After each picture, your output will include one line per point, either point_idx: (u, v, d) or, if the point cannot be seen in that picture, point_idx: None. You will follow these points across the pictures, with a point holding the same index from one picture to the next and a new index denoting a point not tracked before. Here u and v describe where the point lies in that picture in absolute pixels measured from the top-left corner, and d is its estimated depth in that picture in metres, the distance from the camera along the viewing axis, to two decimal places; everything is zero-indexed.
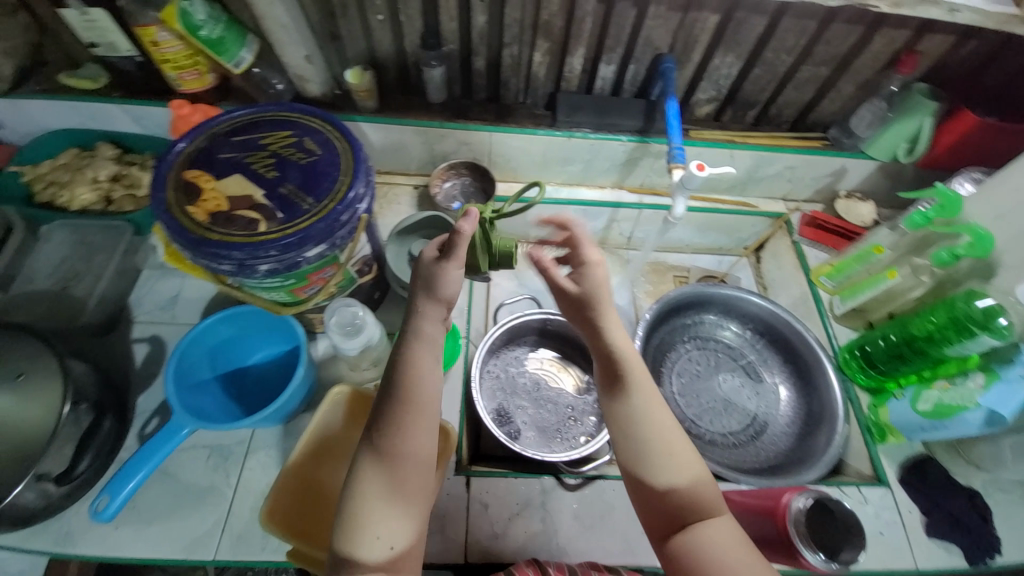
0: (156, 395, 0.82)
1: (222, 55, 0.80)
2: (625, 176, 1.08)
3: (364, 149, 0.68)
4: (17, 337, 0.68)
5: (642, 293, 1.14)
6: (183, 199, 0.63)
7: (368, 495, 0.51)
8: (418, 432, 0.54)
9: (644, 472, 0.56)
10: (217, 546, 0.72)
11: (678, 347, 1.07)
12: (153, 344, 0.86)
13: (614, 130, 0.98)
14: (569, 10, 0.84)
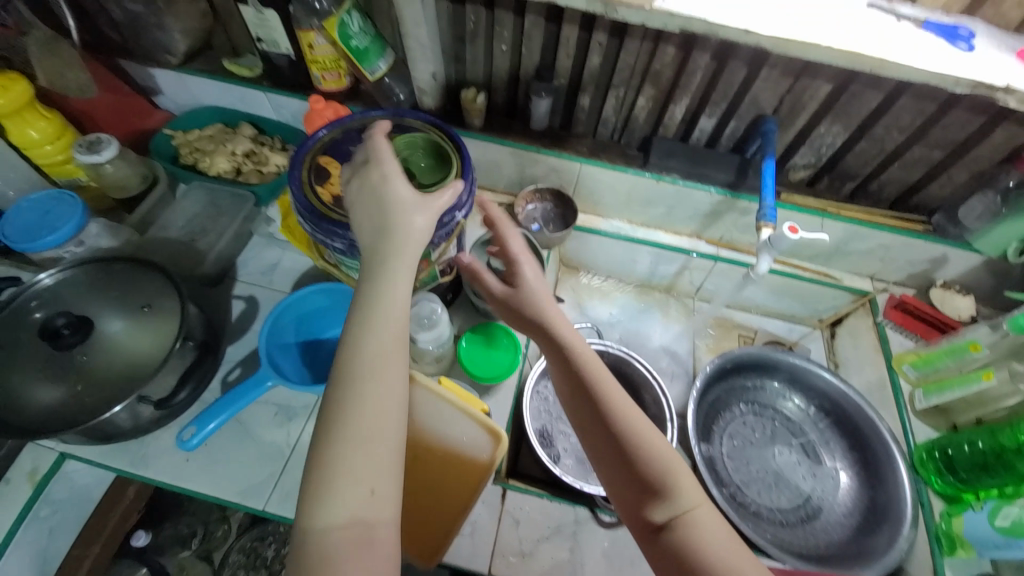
0: (242, 348, 0.91)
1: (363, 63, 0.91)
2: (706, 227, 1.08)
3: (471, 161, 0.76)
4: (149, 273, 0.79)
5: (704, 345, 1.17)
6: (314, 179, 0.72)
7: (333, 480, 0.49)
8: (384, 416, 0.52)
9: (618, 463, 0.60)
10: (269, 496, 0.77)
11: (733, 407, 1.03)
12: (248, 303, 0.96)
13: (703, 180, 0.99)
14: (681, 62, 0.87)
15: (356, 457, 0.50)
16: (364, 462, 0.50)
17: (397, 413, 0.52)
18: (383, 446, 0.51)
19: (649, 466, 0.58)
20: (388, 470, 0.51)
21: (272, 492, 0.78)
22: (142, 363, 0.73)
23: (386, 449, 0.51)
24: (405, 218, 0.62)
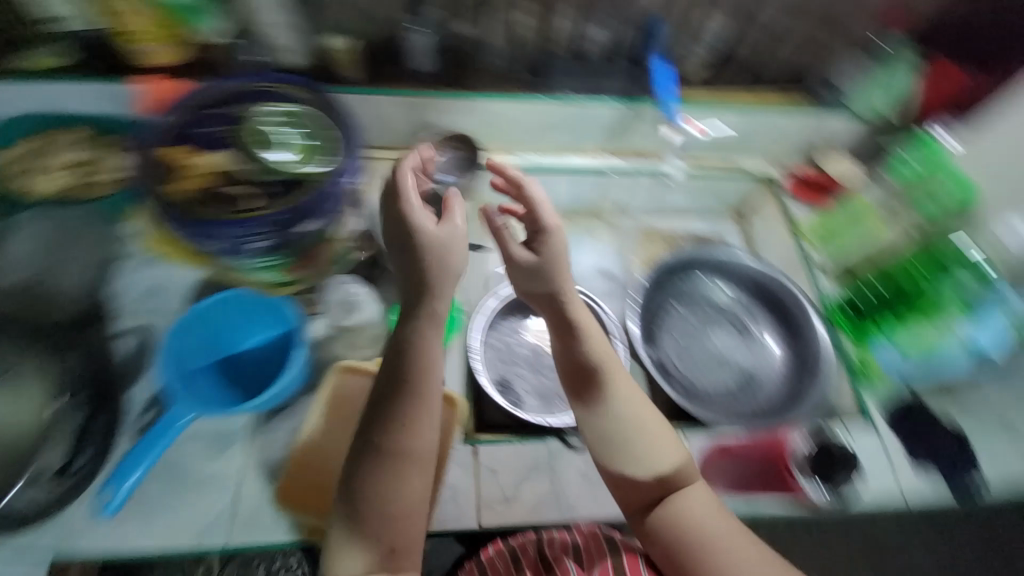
0: (144, 387, 0.79)
1: (193, 21, 0.80)
2: (614, 140, 1.05)
3: (361, 137, 0.81)
4: None
5: (634, 257, 1.11)
6: (167, 176, 0.73)
7: (372, 507, 0.60)
8: (388, 460, 0.61)
9: (654, 438, 0.69)
10: (229, 530, 0.71)
11: (666, 307, 1.06)
12: (137, 336, 0.83)
13: (598, 91, 0.97)
14: None
15: (400, 485, 0.61)
16: (394, 486, 0.61)
17: (419, 459, 0.63)
18: (415, 477, 0.62)
19: (667, 439, 0.70)
20: (415, 499, 0.62)
21: (230, 523, 0.72)
22: None
23: (414, 476, 0.62)
24: (448, 255, 0.68)
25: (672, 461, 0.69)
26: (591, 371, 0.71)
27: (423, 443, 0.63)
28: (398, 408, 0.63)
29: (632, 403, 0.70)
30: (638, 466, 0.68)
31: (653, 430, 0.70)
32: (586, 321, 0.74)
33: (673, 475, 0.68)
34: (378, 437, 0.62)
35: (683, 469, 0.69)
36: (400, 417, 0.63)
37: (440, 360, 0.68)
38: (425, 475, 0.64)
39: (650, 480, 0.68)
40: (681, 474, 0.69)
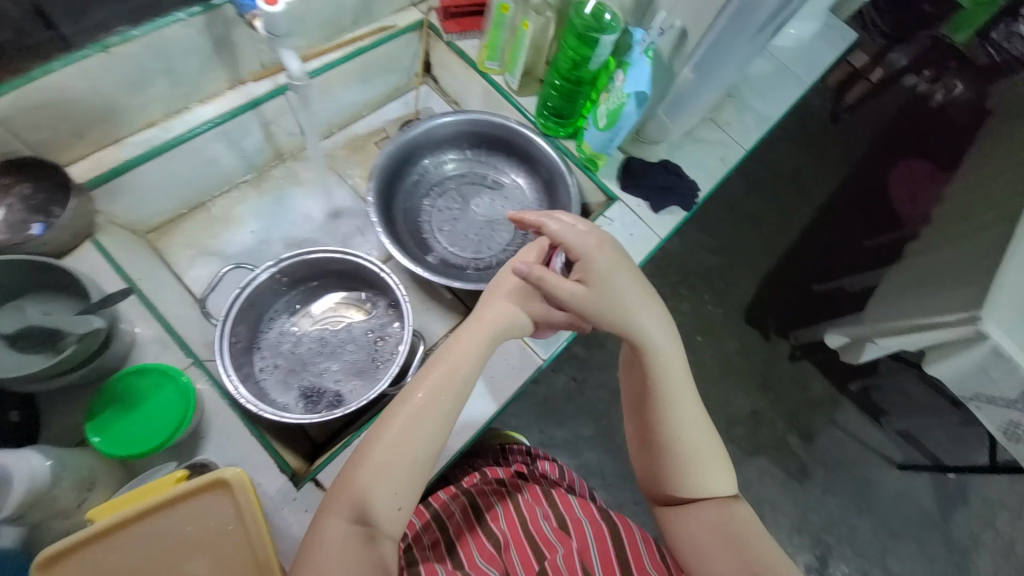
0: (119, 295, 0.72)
1: None
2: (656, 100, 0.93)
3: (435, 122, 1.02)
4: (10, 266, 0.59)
5: (654, 213, 0.98)
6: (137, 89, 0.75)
7: (379, 446, 0.55)
8: (441, 405, 0.58)
9: (693, 415, 0.64)
10: (195, 450, 0.66)
11: None
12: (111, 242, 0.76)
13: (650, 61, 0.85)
14: None
15: (394, 421, 0.56)
16: (394, 433, 0.56)
17: (458, 392, 0.60)
18: (428, 426, 0.57)
19: (703, 427, 0.64)
20: (417, 428, 0.56)
21: (200, 443, 0.67)
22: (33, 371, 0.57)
23: (430, 436, 0.57)
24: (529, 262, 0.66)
25: (700, 443, 0.63)
26: (665, 346, 0.65)
27: (451, 391, 0.59)
28: (466, 342, 0.63)
29: (673, 377, 0.64)
30: (678, 427, 0.63)
31: (696, 412, 0.64)
32: (619, 266, 0.67)
33: (701, 455, 0.63)
34: (412, 402, 0.57)
35: (705, 451, 0.63)
36: (475, 353, 0.63)
37: (521, 318, 0.68)
38: (424, 470, 0.56)
39: (687, 443, 0.63)
40: (705, 458, 0.63)
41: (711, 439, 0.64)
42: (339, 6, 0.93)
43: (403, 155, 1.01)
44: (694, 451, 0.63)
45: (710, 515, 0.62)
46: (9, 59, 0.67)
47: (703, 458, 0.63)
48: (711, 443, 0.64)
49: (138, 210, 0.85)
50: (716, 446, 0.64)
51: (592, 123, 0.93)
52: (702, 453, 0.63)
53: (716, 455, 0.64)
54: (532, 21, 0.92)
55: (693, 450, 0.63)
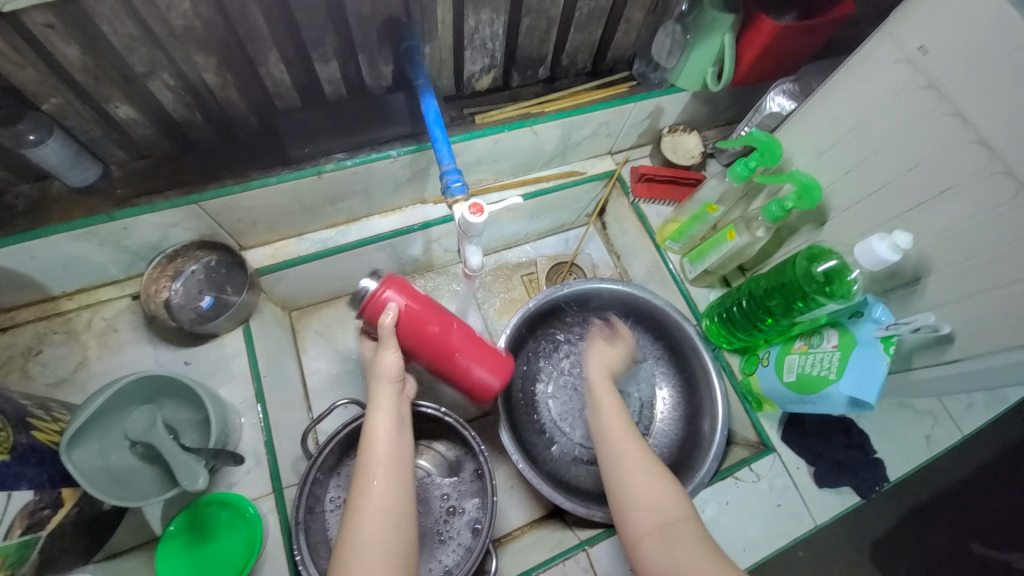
0: (240, 390, 0.73)
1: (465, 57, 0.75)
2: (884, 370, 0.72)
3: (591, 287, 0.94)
4: (162, 378, 0.60)
5: (814, 488, 0.80)
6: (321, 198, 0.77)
7: (365, 524, 0.54)
8: (390, 468, 0.57)
9: (648, 477, 0.62)
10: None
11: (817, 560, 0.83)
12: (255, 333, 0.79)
13: (847, 318, 0.66)
14: (945, 187, 0.56)
15: (379, 493, 0.55)
16: (380, 496, 0.55)
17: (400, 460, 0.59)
18: (394, 488, 0.57)
19: (653, 475, 0.63)
20: (392, 502, 0.56)
21: None
22: (141, 487, 0.59)
23: (400, 490, 0.57)
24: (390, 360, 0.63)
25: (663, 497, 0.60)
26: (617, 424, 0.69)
27: (395, 452, 0.59)
28: (384, 416, 0.61)
29: (623, 450, 0.65)
30: (628, 494, 0.62)
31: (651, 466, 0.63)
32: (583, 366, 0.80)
33: (668, 511, 0.59)
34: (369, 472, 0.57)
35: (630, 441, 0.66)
36: (396, 415, 0.62)
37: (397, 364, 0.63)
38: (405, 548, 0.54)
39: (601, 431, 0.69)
40: (670, 510, 0.59)
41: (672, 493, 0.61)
42: (537, 151, 0.91)
43: (547, 308, 0.93)
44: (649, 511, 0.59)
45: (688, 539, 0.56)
46: (239, 163, 0.71)
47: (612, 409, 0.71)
48: (674, 495, 0.61)
49: (291, 293, 0.90)
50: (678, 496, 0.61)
51: (773, 366, 0.77)
52: (665, 501, 0.60)
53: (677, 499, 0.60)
54: (741, 236, 0.78)
55: (648, 518, 0.59)
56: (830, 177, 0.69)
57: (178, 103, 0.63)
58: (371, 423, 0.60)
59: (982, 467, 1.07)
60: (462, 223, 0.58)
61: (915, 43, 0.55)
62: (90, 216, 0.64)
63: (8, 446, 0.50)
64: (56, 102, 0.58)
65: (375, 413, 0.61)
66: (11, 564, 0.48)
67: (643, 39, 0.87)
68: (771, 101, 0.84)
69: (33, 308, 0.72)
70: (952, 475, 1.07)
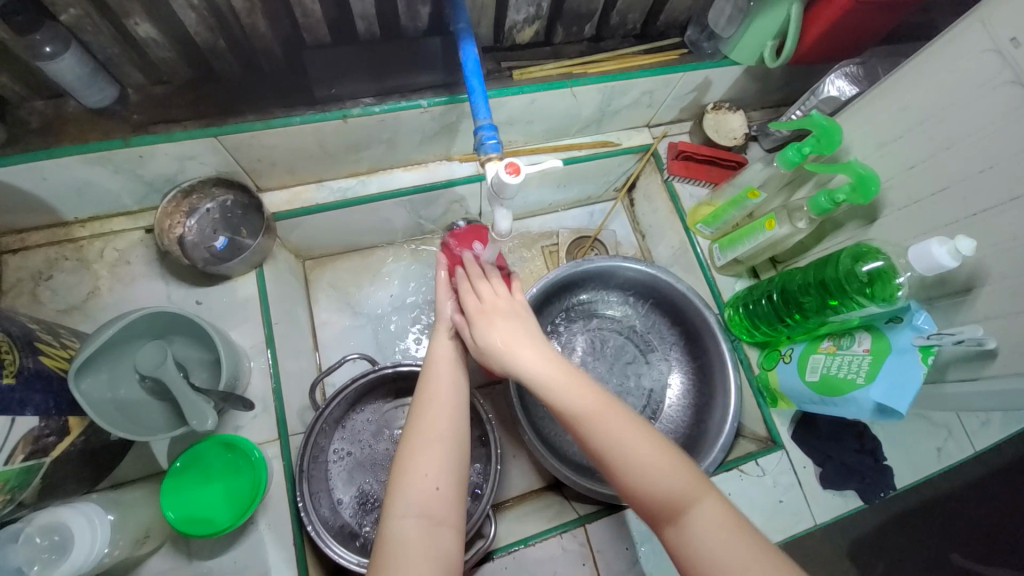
0: (250, 335, 0.72)
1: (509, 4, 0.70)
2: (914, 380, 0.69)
3: (613, 264, 0.91)
4: (174, 316, 0.59)
5: (817, 488, 0.79)
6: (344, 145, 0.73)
7: (420, 434, 0.53)
8: (449, 389, 0.56)
9: (645, 447, 0.48)
10: (240, 535, 0.63)
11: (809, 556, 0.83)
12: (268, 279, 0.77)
13: (886, 322, 0.63)
14: (1018, 193, 0.52)
15: (433, 410, 0.54)
16: (432, 411, 0.54)
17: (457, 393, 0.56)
18: (448, 411, 0.55)
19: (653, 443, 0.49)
20: (446, 420, 0.54)
21: (246, 531, 0.63)
22: (148, 421, 0.58)
23: (457, 409, 0.55)
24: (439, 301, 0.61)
25: (672, 474, 0.47)
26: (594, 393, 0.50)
27: (453, 379, 0.58)
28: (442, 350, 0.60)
29: (615, 427, 0.49)
30: (630, 474, 0.48)
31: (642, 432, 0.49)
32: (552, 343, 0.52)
33: (678, 489, 0.47)
34: (428, 384, 0.57)
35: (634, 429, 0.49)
36: (455, 350, 0.60)
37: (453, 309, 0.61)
38: (456, 467, 0.52)
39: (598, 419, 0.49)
40: (682, 487, 0.47)
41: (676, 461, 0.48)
42: (573, 116, 0.86)
43: (566, 282, 0.91)
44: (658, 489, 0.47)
45: (712, 520, 0.45)
46: (262, 99, 0.67)
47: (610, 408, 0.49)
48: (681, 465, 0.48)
49: (306, 242, 0.88)
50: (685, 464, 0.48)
51: (795, 364, 0.74)
52: (672, 477, 0.47)
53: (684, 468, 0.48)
54: (781, 226, 0.74)
55: (660, 499, 0.47)
56: (889, 170, 0.65)
57: (201, 26, 0.59)
58: (432, 352, 0.60)
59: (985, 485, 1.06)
60: (497, 181, 0.53)
61: (1006, 34, 0.50)
62: (105, 140, 0.61)
63: (14, 369, 0.49)
64: (73, 12, 0.54)
65: (436, 347, 0.60)
66: (11, 488, 0.48)
67: (700, 2, 0.80)
68: (830, 84, 0.78)
69: (45, 231, 0.70)
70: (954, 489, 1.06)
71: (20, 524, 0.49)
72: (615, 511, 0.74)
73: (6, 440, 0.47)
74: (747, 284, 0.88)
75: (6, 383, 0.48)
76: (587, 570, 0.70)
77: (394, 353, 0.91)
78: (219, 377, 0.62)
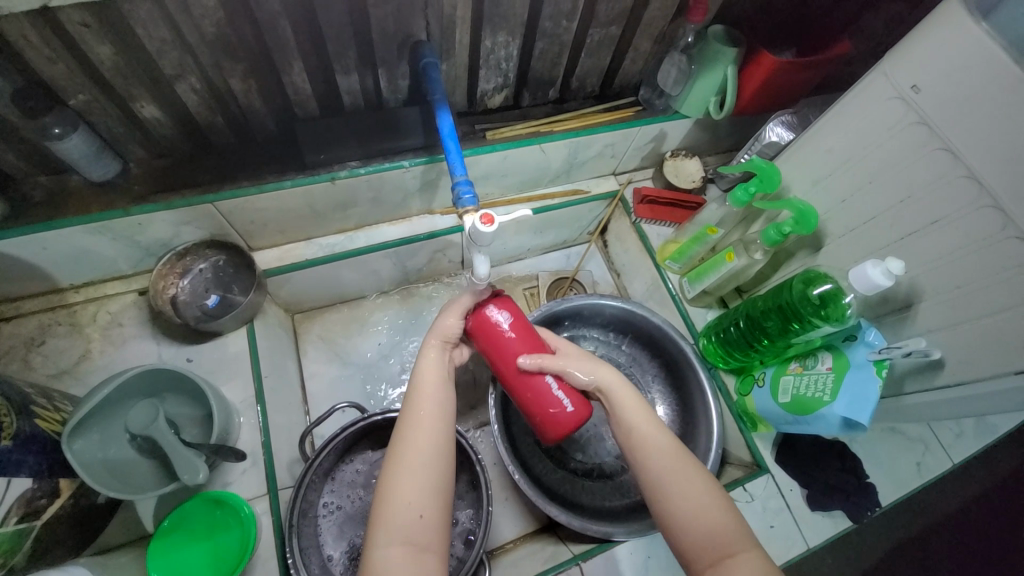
0: (240, 389, 0.74)
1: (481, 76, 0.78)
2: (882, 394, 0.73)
3: (589, 302, 0.95)
4: (168, 371, 0.61)
5: (805, 509, 0.80)
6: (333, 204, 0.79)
7: (407, 462, 0.52)
8: (444, 405, 0.57)
9: (693, 492, 0.53)
10: None
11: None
12: (258, 333, 0.79)
13: (844, 338, 0.68)
14: (938, 219, 0.59)
15: (423, 431, 0.54)
16: (427, 432, 0.54)
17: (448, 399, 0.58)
18: (442, 443, 0.54)
19: (700, 488, 0.54)
20: (436, 446, 0.54)
21: None
22: (138, 480, 0.59)
23: (441, 436, 0.55)
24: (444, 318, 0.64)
25: (713, 522, 0.51)
26: (649, 429, 0.58)
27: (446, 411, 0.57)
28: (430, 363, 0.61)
29: (678, 482, 0.54)
30: (678, 515, 0.53)
31: (695, 481, 0.54)
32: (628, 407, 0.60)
33: (722, 536, 0.51)
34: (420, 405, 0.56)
35: (709, 504, 0.53)
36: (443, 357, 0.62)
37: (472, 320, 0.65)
38: (437, 498, 0.52)
39: (669, 473, 0.54)
40: (725, 534, 0.51)
41: (720, 511, 0.52)
42: (544, 169, 0.94)
43: (548, 322, 0.95)
44: (704, 534, 0.51)
45: (746, 555, 0.50)
46: (256, 166, 0.73)
47: (678, 467, 0.55)
48: (726, 516, 0.52)
49: (295, 296, 0.91)
50: (729, 515, 0.52)
51: (768, 387, 0.78)
52: (717, 524, 0.51)
53: (729, 521, 0.52)
54: (740, 258, 0.80)
55: (704, 544, 0.51)
56: (826, 204, 0.72)
57: (201, 105, 0.65)
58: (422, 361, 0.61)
59: (972, 505, 1.08)
60: (472, 230, 0.57)
61: (907, 82, 0.58)
62: (107, 210, 0.65)
63: (10, 433, 0.49)
64: (84, 98, 0.59)
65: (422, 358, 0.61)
66: (3, 552, 0.48)
67: (650, 67, 0.90)
68: (770, 131, 0.87)
69: (39, 298, 0.72)
70: (942, 510, 1.07)
71: None
72: (607, 548, 0.74)
73: (2, 502, 0.48)
74: (717, 314, 0.93)
75: (2, 445, 0.49)
76: None
77: (382, 400, 0.93)
78: (209, 431, 0.63)
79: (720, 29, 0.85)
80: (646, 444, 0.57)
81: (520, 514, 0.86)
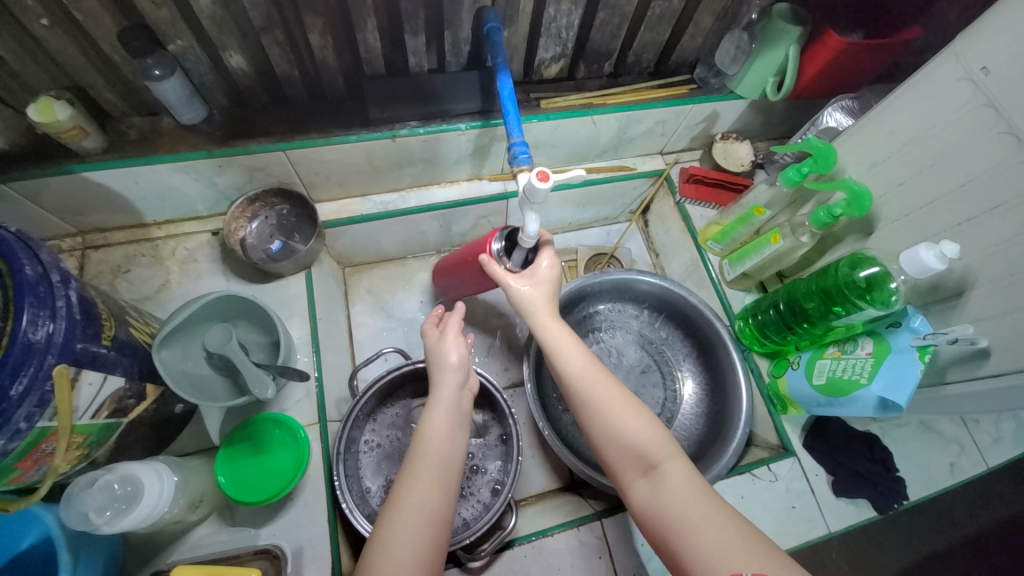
0: (298, 328, 0.80)
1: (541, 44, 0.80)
2: (922, 384, 0.73)
3: (622, 278, 0.96)
4: (243, 300, 0.67)
5: (830, 493, 0.81)
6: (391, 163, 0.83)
7: (406, 505, 0.53)
8: (443, 455, 0.58)
9: (627, 412, 0.58)
10: (280, 509, 0.68)
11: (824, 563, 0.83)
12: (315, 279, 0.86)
13: (890, 320, 0.68)
14: (1000, 208, 0.58)
15: (420, 484, 0.55)
16: (427, 468, 0.56)
17: (448, 455, 0.58)
18: (441, 485, 0.56)
19: (632, 407, 0.59)
20: (430, 495, 0.54)
21: (286, 505, 0.68)
22: (214, 392, 0.66)
23: (442, 478, 0.56)
24: (442, 353, 0.66)
25: (643, 436, 0.57)
26: (592, 375, 0.61)
27: (445, 451, 0.58)
28: (440, 411, 0.61)
29: (624, 416, 0.58)
30: (608, 434, 0.58)
31: (627, 401, 0.59)
32: (572, 358, 0.63)
33: (651, 447, 0.56)
34: (418, 463, 0.56)
35: (651, 438, 0.57)
36: (449, 410, 0.61)
37: (463, 356, 0.66)
38: (435, 532, 0.53)
39: (613, 414, 0.58)
40: (655, 446, 0.56)
41: (653, 426, 0.58)
42: (593, 142, 0.95)
43: (582, 294, 0.96)
44: (634, 446, 0.56)
45: (680, 476, 0.54)
46: (323, 121, 0.78)
47: (621, 405, 0.59)
48: (656, 429, 0.58)
49: (347, 250, 0.97)
50: (659, 430, 0.58)
51: (803, 370, 0.78)
52: (647, 438, 0.57)
53: (660, 434, 0.57)
54: (784, 239, 0.79)
55: (634, 454, 0.56)
56: (881, 188, 0.72)
57: (281, 58, 0.70)
58: (425, 420, 0.60)
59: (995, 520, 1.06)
60: (527, 187, 0.59)
61: (978, 64, 0.57)
62: (192, 151, 0.72)
63: (111, 335, 0.55)
64: (181, 44, 0.64)
65: (433, 409, 0.61)
66: (91, 442, 0.55)
67: (709, 45, 0.89)
68: (828, 116, 0.86)
69: (126, 231, 0.80)
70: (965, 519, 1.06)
71: (102, 472, 0.54)
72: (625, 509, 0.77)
73: (98, 396, 0.53)
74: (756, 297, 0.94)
75: (103, 345, 0.54)
76: (602, 563, 0.72)
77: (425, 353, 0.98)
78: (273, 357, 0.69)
79: (786, 6, 0.83)
80: (596, 386, 0.60)
81: (546, 470, 0.91)
